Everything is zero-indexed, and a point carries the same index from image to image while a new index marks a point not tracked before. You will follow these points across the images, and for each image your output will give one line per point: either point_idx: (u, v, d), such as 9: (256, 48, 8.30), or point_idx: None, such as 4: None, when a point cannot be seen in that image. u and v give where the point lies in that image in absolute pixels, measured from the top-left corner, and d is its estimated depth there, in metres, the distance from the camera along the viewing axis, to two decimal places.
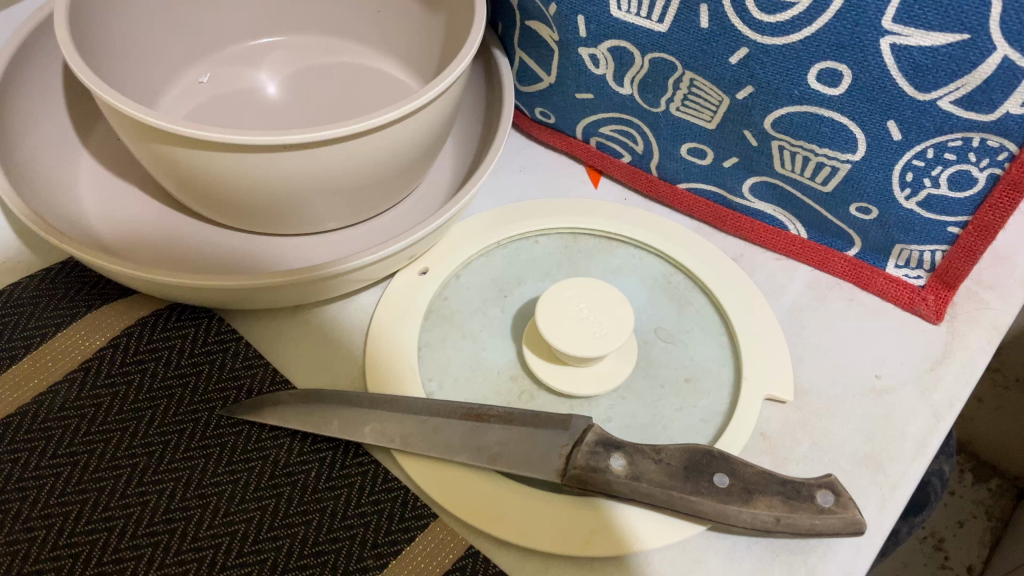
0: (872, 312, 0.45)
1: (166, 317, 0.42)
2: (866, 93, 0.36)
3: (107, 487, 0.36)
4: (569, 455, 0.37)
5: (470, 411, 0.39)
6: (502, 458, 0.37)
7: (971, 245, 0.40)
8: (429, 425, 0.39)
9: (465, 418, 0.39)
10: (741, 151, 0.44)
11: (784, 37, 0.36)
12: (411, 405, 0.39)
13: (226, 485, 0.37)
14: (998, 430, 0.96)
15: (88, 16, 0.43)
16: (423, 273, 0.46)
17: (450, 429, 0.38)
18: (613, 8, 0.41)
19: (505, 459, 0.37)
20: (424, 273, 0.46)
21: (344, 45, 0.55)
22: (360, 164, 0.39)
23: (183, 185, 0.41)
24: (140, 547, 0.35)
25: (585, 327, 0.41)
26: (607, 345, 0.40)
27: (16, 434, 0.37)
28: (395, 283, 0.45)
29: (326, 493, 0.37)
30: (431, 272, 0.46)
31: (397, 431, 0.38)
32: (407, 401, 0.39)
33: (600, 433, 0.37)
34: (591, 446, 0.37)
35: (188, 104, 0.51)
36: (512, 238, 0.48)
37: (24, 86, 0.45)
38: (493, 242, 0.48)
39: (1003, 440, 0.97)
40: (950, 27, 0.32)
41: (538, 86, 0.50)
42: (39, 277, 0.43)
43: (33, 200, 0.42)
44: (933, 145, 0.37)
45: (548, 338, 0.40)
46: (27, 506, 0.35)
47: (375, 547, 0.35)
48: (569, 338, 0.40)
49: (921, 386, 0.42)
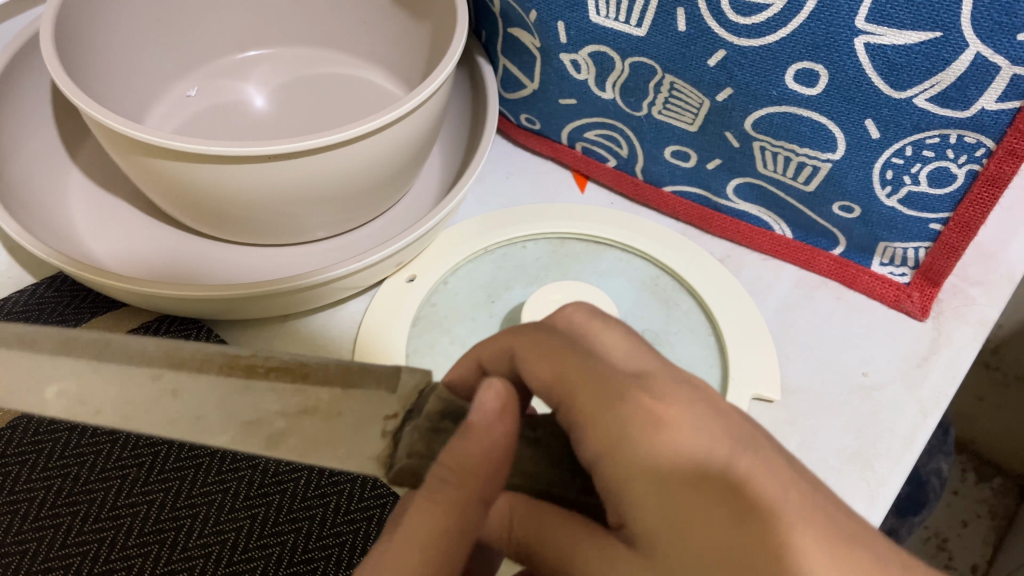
0: (857, 310, 0.46)
1: (155, 329, 0.42)
2: (843, 92, 0.36)
3: (97, 498, 0.38)
4: (393, 436, 0.33)
5: (234, 363, 0.35)
6: (288, 439, 0.33)
7: (954, 241, 0.41)
8: (173, 390, 0.34)
9: (230, 374, 0.34)
10: (724, 152, 0.44)
11: (760, 39, 0.37)
12: (143, 350, 0.35)
13: (215, 495, 0.39)
14: (1011, 433, 0.91)
15: (73, 32, 0.43)
16: (411, 280, 0.46)
17: (217, 389, 0.34)
18: (591, 14, 0.41)
19: (289, 442, 0.33)
20: (412, 280, 0.46)
21: (332, 56, 0.55)
22: (343, 172, 0.40)
23: (169, 195, 0.41)
24: (131, 557, 0.37)
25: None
26: None
27: (8, 447, 0.40)
28: (383, 290, 0.45)
29: (315, 501, 0.39)
30: (418, 279, 0.46)
31: (92, 390, 0.35)
32: (128, 342, 0.36)
33: (445, 399, 0.33)
34: (433, 421, 0.32)
35: (175, 119, 0.51)
36: (499, 244, 0.49)
37: (13, 104, 0.45)
38: (481, 249, 0.48)
39: (1015, 450, 0.92)
40: (922, 26, 0.32)
41: (522, 92, 0.50)
42: (28, 292, 0.44)
43: (21, 213, 0.42)
44: (911, 143, 0.37)
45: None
46: (19, 519, 0.38)
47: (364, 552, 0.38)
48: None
49: (909, 382, 0.42)
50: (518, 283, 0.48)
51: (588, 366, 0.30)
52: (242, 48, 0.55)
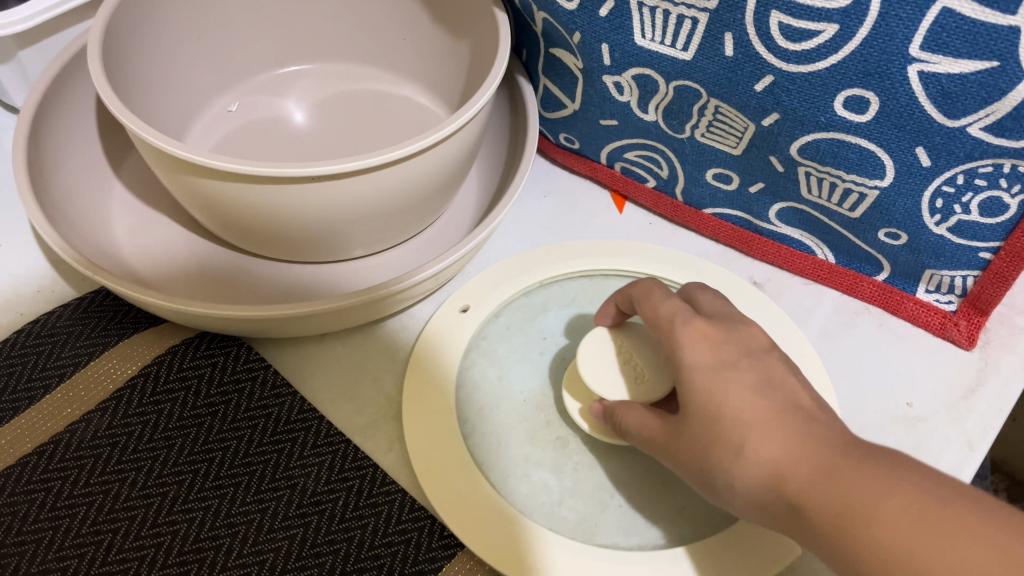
0: (900, 338, 0.45)
1: (196, 345, 0.43)
2: (894, 120, 0.36)
3: (148, 555, 0.35)
4: None
5: None
6: None
7: (1003, 271, 0.40)
8: None
9: None
10: (767, 177, 0.44)
11: (810, 65, 0.36)
12: None
13: (240, 526, 0.37)
14: None
15: (119, 51, 0.44)
16: (464, 310, 0.45)
17: None
18: (637, 37, 0.41)
19: None
20: (465, 311, 0.45)
21: (369, 72, 0.55)
22: (386, 192, 0.39)
23: (212, 213, 0.41)
24: (187, 563, 0.35)
25: (629, 374, 0.39)
26: (652, 392, 0.38)
27: (49, 463, 0.38)
28: (438, 318, 0.45)
29: (354, 522, 0.37)
30: (471, 310, 0.45)
31: None
32: None
33: None
34: None
35: (215, 135, 0.52)
36: (553, 279, 0.48)
37: (57, 122, 0.46)
38: (535, 283, 0.48)
39: None
40: (980, 55, 0.31)
41: (562, 112, 0.50)
42: (72, 306, 0.44)
43: (65, 228, 0.43)
44: (963, 171, 0.36)
45: (587, 379, 0.39)
46: (85, 564, 0.35)
47: (416, 563, 0.36)
48: (615, 384, 0.39)
49: (954, 415, 0.42)
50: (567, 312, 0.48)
51: (669, 301, 0.37)
52: (281, 63, 0.55)
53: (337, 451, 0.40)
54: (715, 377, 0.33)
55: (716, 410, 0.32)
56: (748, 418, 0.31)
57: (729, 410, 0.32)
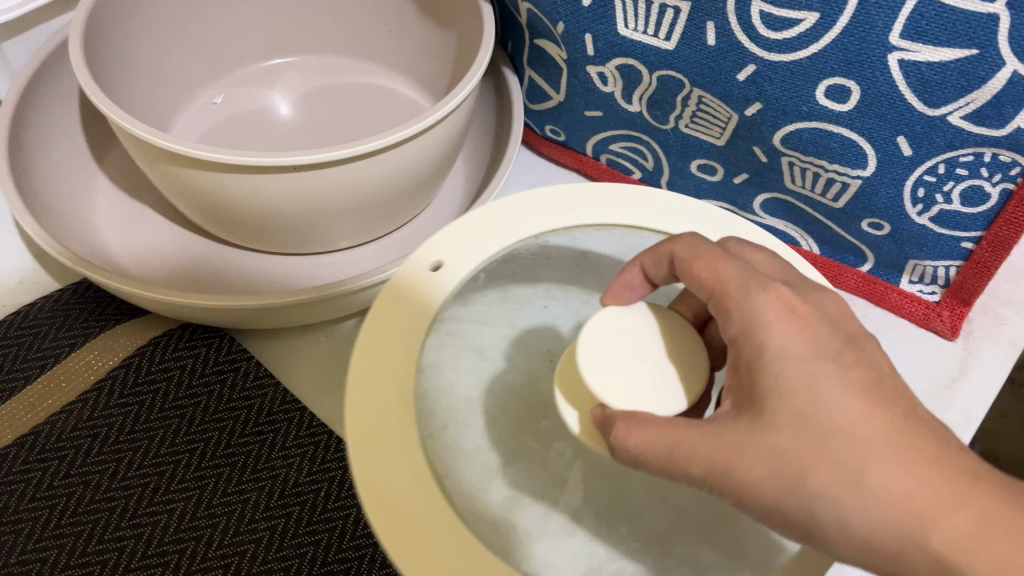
0: (884, 328, 0.45)
1: (178, 336, 0.42)
2: (874, 110, 0.36)
3: (128, 547, 0.35)
4: None
5: None
6: None
7: (985, 260, 0.40)
8: None
9: None
10: (752, 167, 0.44)
11: (791, 54, 0.36)
12: None
13: (221, 517, 0.37)
14: None
15: (103, 41, 0.44)
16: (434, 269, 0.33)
17: None
18: (620, 26, 0.41)
19: None
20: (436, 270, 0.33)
21: (356, 65, 0.55)
22: (368, 182, 0.39)
23: (195, 204, 0.41)
24: (167, 554, 0.35)
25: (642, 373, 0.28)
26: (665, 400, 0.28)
27: (30, 454, 0.38)
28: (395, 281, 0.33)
29: (336, 513, 0.37)
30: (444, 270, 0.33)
31: None
32: None
33: None
34: None
35: (200, 128, 0.52)
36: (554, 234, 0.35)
37: (40, 113, 0.46)
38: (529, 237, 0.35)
39: None
40: (959, 42, 0.31)
41: (548, 103, 0.50)
42: (54, 298, 0.44)
43: (47, 219, 0.43)
44: (944, 161, 0.36)
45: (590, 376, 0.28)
46: (66, 555, 0.35)
47: None
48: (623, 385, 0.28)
49: (937, 405, 0.42)
50: (527, 302, 0.38)
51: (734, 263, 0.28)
52: (267, 55, 0.55)
53: (319, 441, 0.40)
54: (815, 372, 0.25)
55: (816, 421, 0.24)
56: (864, 434, 0.24)
57: (836, 422, 0.24)
